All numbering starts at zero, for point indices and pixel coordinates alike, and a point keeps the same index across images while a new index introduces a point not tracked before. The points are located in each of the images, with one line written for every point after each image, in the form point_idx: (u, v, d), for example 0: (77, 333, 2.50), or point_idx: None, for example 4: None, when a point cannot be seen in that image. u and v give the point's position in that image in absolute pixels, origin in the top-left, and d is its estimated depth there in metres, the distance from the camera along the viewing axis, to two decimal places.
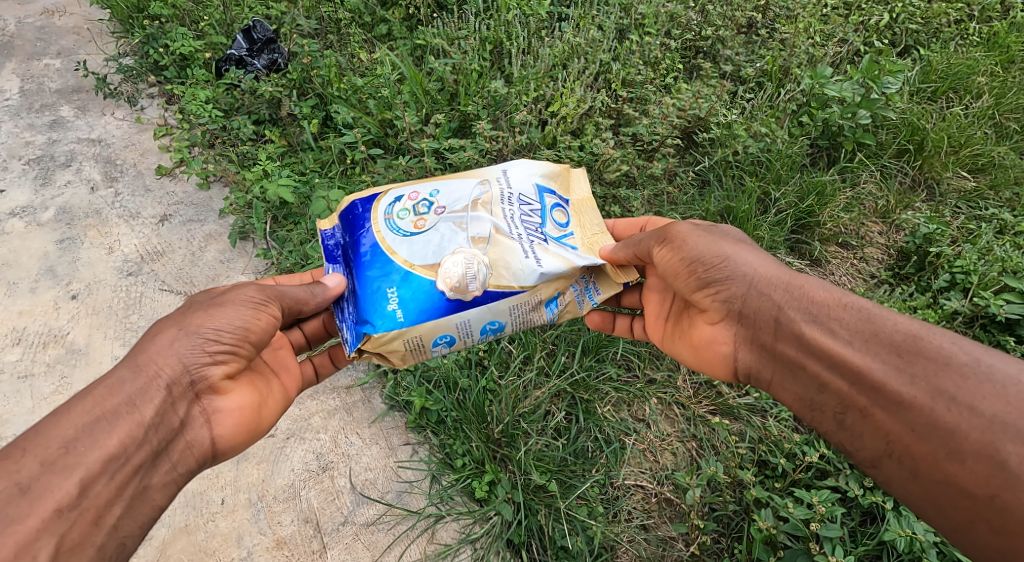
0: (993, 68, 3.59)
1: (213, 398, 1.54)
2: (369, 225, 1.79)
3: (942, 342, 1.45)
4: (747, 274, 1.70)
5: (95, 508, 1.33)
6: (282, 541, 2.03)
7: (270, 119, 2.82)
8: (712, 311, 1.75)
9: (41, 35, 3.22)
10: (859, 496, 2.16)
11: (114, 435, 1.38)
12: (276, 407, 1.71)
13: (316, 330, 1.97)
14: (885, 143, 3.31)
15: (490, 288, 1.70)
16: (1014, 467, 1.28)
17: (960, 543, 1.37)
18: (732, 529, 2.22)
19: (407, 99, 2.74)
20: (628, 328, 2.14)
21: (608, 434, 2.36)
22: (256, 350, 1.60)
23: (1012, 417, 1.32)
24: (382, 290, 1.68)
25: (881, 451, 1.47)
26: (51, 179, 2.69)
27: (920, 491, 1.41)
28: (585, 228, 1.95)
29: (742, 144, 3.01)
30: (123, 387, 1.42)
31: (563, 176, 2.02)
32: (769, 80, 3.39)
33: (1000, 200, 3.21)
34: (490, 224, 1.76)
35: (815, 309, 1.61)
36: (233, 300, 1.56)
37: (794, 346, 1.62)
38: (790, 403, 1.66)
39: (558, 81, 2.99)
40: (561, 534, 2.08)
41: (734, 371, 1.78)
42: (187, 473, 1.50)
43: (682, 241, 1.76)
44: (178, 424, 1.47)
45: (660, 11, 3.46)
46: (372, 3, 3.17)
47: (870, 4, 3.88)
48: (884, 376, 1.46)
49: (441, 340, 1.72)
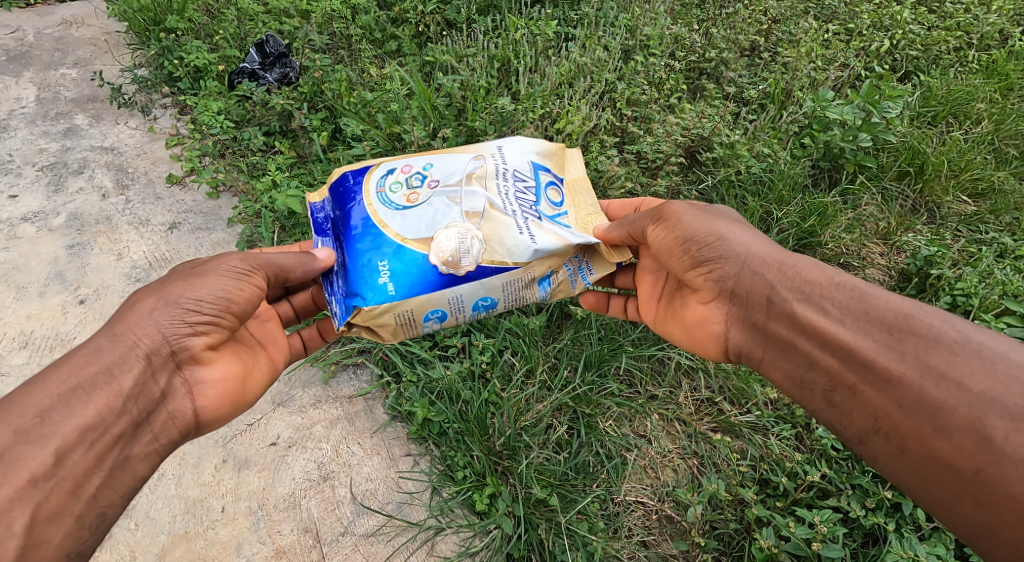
0: (993, 94, 3.64)
1: (194, 368, 1.57)
2: (359, 197, 1.81)
3: (932, 320, 1.45)
4: (740, 254, 1.72)
5: (73, 479, 1.34)
6: (281, 550, 2.02)
7: (280, 131, 2.86)
8: (705, 291, 1.78)
9: (58, 46, 3.28)
10: (861, 517, 2.17)
11: (92, 405, 1.39)
12: (261, 379, 1.74)
13: (304, 304, 2.01)
14: (886, 165, 3.36)
15: (482, 263, 1.73)
16: (999, 442, 1.29)
17: (945, 518, 1.38)
18: (732, 548, 2.19)
19: (416, 113, 2.78)
20: (621, 307, 2.16)
21: (609, 450, 2.35)
22: (238, 321, 1.62)
23: (1000, 393, 1.32)
24: (373, 263, 1.70)
25: (869, 427, 1.48)
26: (63, 186, 2.72)
27: (906, 467, 1.43)
28: (580, 208, 1.96)
29: (744, 164, 3.07)
30: (101, 356, 1.44)
31: (558, 156, 2.04)
32: (772, 101, 3.44)
33: (1000, 225, 3.23)
34: (484, 199, 1.79)
35: (806, 288, 1.63)
36: (215, 269, 1.59)
37: (786, 325, 1.63)
38: (780, 382, 1.67)
39: (565, 98, 3.03)
40: (561, 549, 2.07)
41: (725, 351, 1.80)
42: (168, 444, 1.52)
43: (676, 220, 1.78)
44: (158, 394, 1.49)
45: (665, 33, 3.55)
46: (383, 20, 3.24)
47: (871, 30, 3.94)
48: (873, 353, 1.47)
49: (433, 315, 1.76)
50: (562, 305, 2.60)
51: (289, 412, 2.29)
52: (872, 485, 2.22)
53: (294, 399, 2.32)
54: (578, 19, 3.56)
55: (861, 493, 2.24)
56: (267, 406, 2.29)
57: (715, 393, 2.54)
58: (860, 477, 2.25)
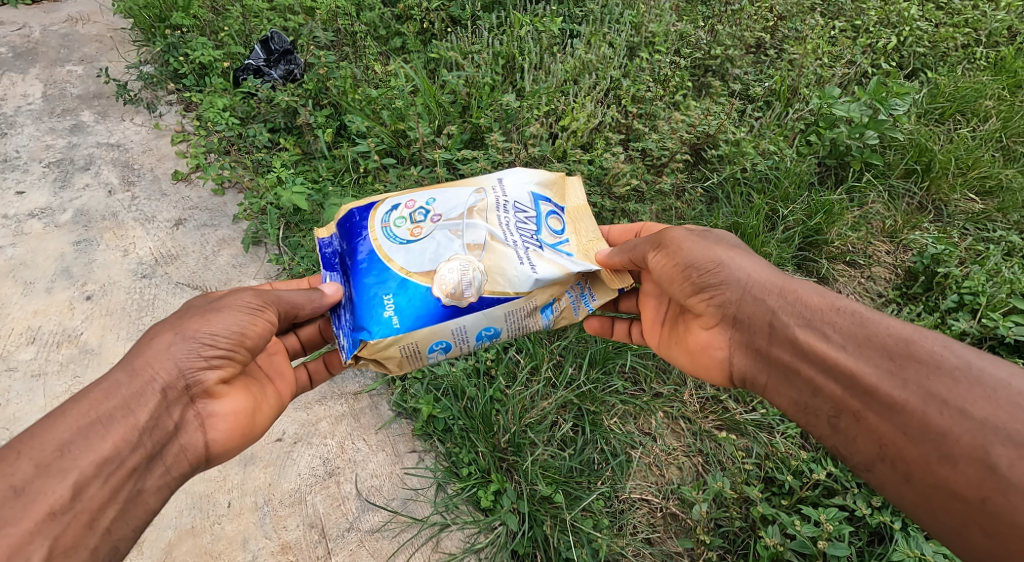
0: (1001, 92, 3.62)
1: (207, 402, 1.56)
2: (365, 234, 1.82)
3: (934, 346, 1.44)
4: (740, 279, 1.71)
5: (89, 511, 1.34)
6: (287, 545, 2.02)
7: (285, 128, 2.87)
8: (706, 316, 1.77)
9: (64, 43, 3.29)
10: (867, 515, 2.15)
11: (109, 439, 1.39)
12: (270, 412, 1.73)
13: (310, 336, 1.99)
14: (893, 163, 3.34)
15: (485, 294, 1.73)
16: (1004, 470, 1.29)
17: (955, 546, 1.37)
18: (737, 545, 2.19)
19: (420, 111, 2.79)
20: (626, 331, 2.16)
21: (614, 447, 2.35)
22: (251, 355, 1.61)
23: (1003, 421, 1.32)
24: (378, 297, 1.71)
25: (874, 455, 1.47)
26: (70, 182, 2.73)
27: (913, 495, 1.41)
28: (581, 235, 1.96)
29: (750, 162, 3.06)
30: (118, 391, 1.44)
31: (559, 185, 2.04)
32: (778, 99, 3.43)
33: (1008, 223, 3.21)
34: (486, 231, 1.78)
35: (808, 313, 1.61)
36: (230, 305, 1.59)
37: (788, 351, 1.62)
38: (785, 407, 1.66)
39: (570, 95, 3.04)
40: (566, 546, 2.06)
41: (729, 376, 1.79)
42: (181, 477, 1.51)
43: (676, 247, 1.78)
44: (172, 428, 1.48)
45: (670, 30, 3.54)
46: (387, 18, 3.25)
47: (878, 27, 3.93)
48: (876, 381, 1.46)
49: (437, 346, 1.75)
50: None
51: (294, 408, 2.29)
52: None
53: (300, 396, 2.31)
54: (583, 16, 3.56)
55: (867, 492, 2.23)
56: None
57: (720, 391, 2.53)
58: None
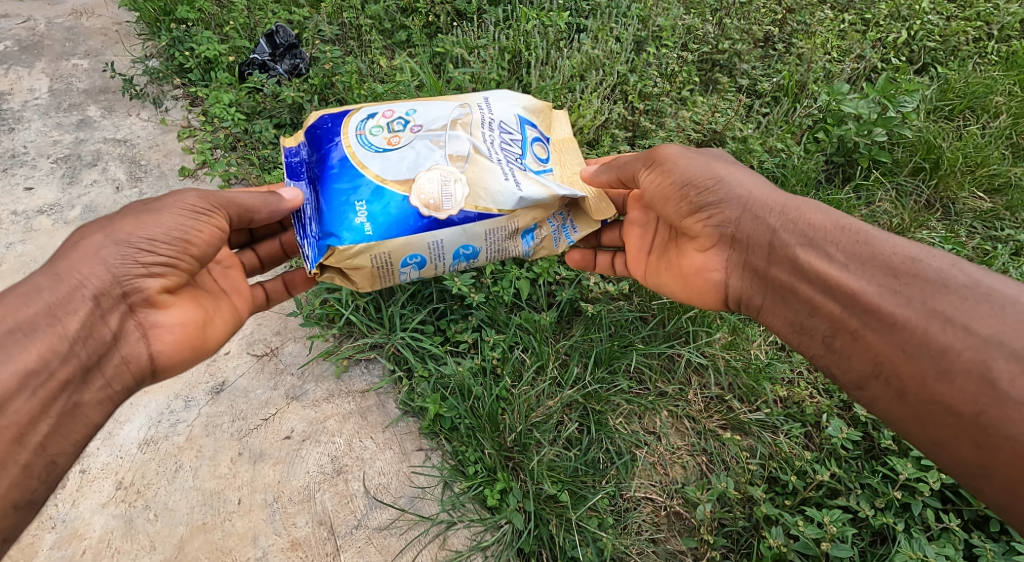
0: (1012, 88, 3.59)
1: (149, 312, 1.60)
2: (337, 138, 1.81)
3: (940, 266, 1.51)
4: (739, 197, 1.80)
5: (17, 424, 1.38)
6: (296, 542, 2.02)
7: (290, 124, 2.85)
8: (703, 237, 1.86)
9: (70, 36, 3.28)
10: (870, 517, 2.18)
11: (33, 349, 1.42)
12: (223, 325, 1.78)
13: (267, 252, 2.07)
14: (901, 160, 3.32)
15: (467, 209, 1.75)
16: (1005, 384, 1.35)
17: (941, 457, 1.47)
18: (741, 545, 2.21)
19: (426, 106, 2.77)
20: (609, 264, 2.26)
21: (619, 446, 2.37)
22: (195, 264, 1.65)
23: (1007, 336, 1.38)
24: (350, 203, 1.70)
25: (869, 372, 1.56)
26: (77, 177, 2.74)
27: (906, 410, 1.50)
28: (565, 165, 2.02)
29: (756, 159, 3.03)
30: (41, 294, 1.46)
31: (545, 114, 2.09)
32: (786, 95, 3.42)
33: (1016, 221, 3.20)
34: (469, 144, 1.80)
35: (804, 231, 1.71)
36: (167, 208, 1.61)
37: (788, 272, 1.71)
38: (779, 326, 1.78)
39: (577, 92, 3.04)
40: (571, 545, 2.09)
41: (724, 297, 1.90)
42: (121, 390, 1.57)
43: (673, 164, 1.86)
44: (110, 336, 1.53)
45: (678, 24, 3.50)
46: (392, 10, 3.22)
47: (888, 21, 3.89)
48: (878, 299, 1.54)
49: (411, 260, 1.77)
50: (572, 302, 2.62)
51: (302, 405, 2.29)
52: (882, 486, 2.24)
53: (308, 394, 2.32)
54: (590, 10, 3.53)
55: (870, 493, 2.25)
56: (281, 400, 2.29)
57: (725, 391, 2.55)
58: (869, 476, 2.27)
